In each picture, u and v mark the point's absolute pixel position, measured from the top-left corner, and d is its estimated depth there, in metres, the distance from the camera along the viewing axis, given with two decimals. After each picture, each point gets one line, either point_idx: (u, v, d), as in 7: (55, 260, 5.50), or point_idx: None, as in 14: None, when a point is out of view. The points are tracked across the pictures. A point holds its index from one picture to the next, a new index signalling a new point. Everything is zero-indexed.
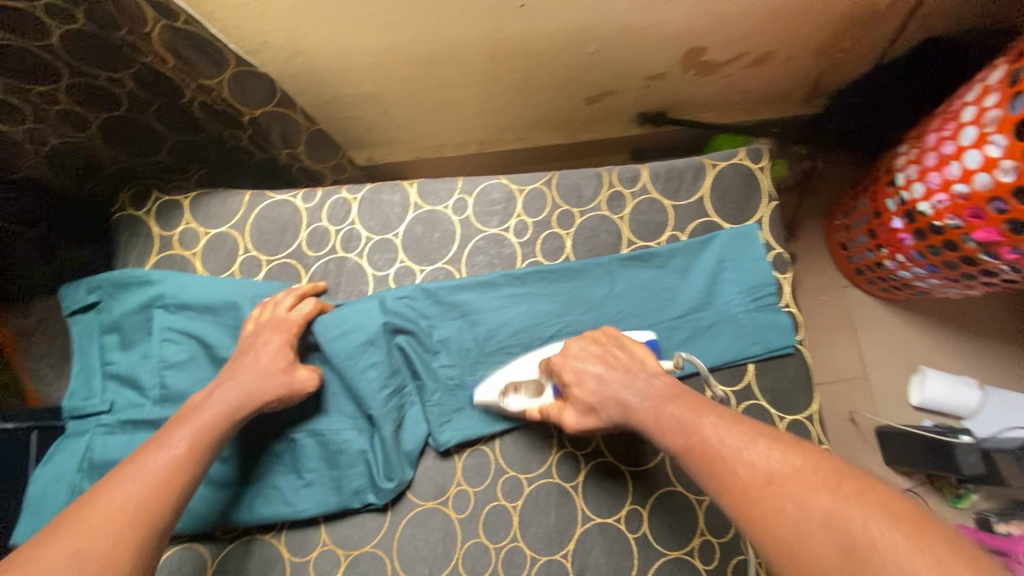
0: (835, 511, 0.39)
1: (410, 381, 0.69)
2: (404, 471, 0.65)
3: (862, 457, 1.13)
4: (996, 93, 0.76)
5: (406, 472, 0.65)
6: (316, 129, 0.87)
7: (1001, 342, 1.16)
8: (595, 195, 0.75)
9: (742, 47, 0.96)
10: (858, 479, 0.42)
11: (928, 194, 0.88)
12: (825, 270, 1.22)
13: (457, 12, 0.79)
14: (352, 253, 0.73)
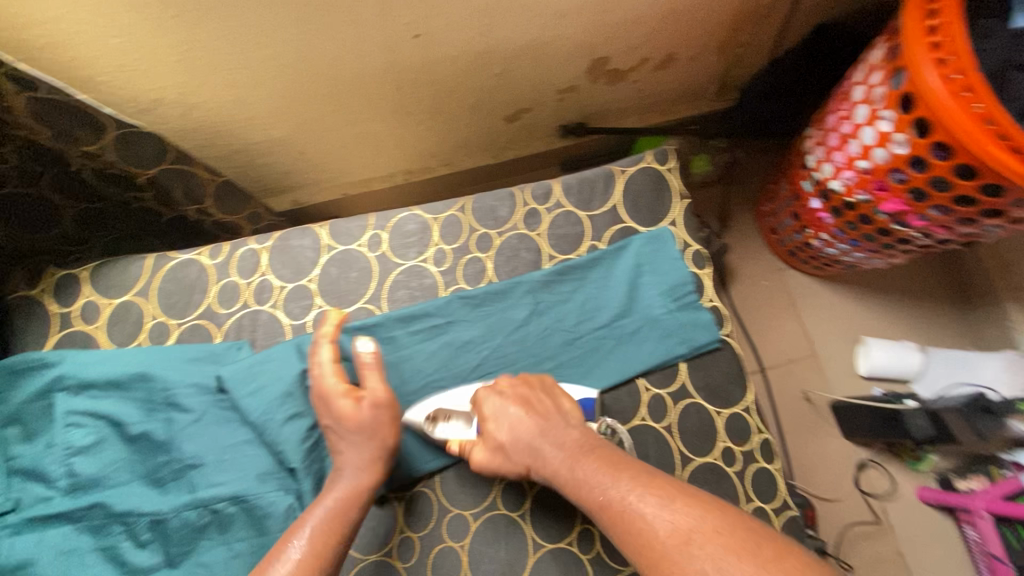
0: None
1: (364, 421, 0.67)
2: (303, 483, 0.61)
3: (821, 433, 1.15)
4: (879, 70, 0.80)
5: (304, 485, 0.61)
6: (224, 181, 0.85)
7: (934, 303, 1.20)
8: (510, 214, 0.75)
9: (643, 52, 0.98)
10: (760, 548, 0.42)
11: (836, 172, 0.91)
12: (761, 255, 1.24)
13: (352, 49, 0.79)
14: (266, 305, 0.70)
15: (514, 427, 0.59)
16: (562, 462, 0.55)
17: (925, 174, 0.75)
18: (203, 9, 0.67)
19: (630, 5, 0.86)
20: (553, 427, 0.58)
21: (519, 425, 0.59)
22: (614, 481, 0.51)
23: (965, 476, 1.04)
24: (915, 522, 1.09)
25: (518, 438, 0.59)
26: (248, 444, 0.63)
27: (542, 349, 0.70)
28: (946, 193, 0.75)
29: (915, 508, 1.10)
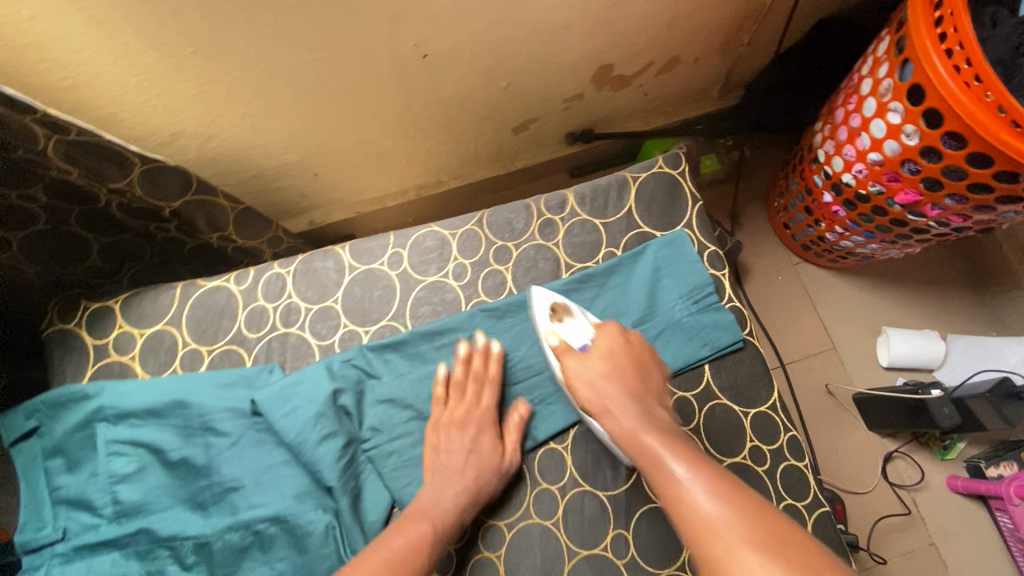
0: None
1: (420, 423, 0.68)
2: (340, 500, 0.62)
3: (846, 427, 1.14)
4: (885, 63, 0.80)
5: (342, 502, 0.62)
6: (245, 207, 0.87)
7: (952, 290, 1.19)
8: (526, 225, 0.76)
9: (647, 58, 1.00)
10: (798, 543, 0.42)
11: (847, 166, 0.91)
12: (774, 250, 1.24)
13: (363, 72, 0.81)
14: (293, 326, 0.72)
15: (615, 376, 0.60)
16: (637, 429, 0.54)
17: (939, 164, 0.75)
18: (221, 42, 0.69)
19: (634, 12, 0.87)
20: (649, 401, 0.59)
21: (622, 376, 0.60)
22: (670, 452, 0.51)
23: (995, 463, 1.05)
24: (946, 511, 1.08)
25: (607, 390, 0.58)
26: (285, 465, 0.65)
27: None
28: (961, 181, 0.75)
29: (946, 498, 1.08)
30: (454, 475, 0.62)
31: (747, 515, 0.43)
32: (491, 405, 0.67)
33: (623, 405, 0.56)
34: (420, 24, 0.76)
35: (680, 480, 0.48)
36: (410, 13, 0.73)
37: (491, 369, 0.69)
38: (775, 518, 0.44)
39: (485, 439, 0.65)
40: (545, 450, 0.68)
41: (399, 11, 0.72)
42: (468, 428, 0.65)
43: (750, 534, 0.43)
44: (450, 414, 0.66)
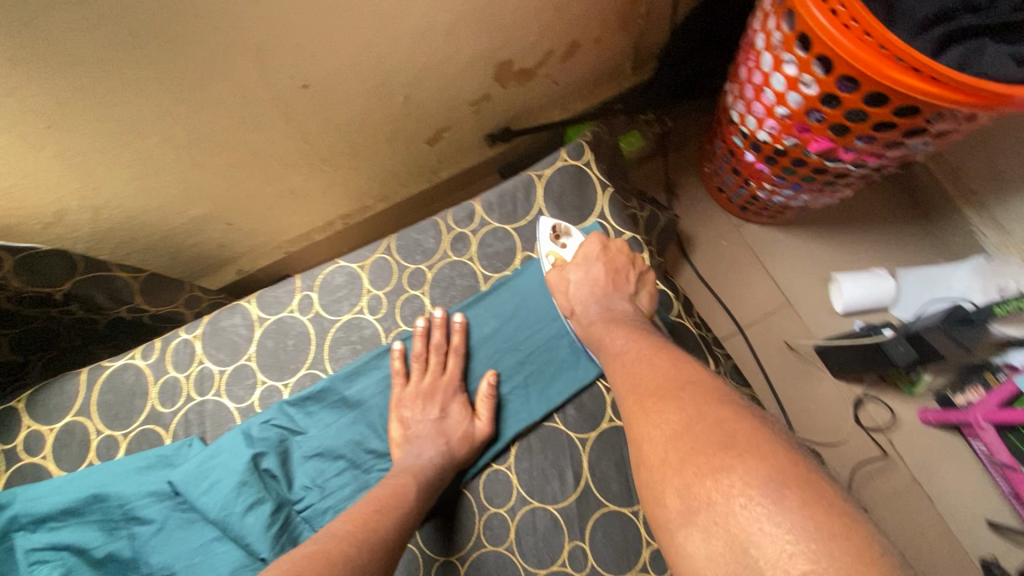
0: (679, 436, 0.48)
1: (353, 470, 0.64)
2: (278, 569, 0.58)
3: (813, 381, 1.13)
4: (772, 16, 0.78)
5: None
6: (151, 273, 0.82)
7: (894, 226, 1.19)
8: (437, 243, 0.73)
9: (545, 47, 0.97)
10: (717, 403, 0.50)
11: (760, 123, 0.89)
12: (715, 216, 1.22)
13: (243, 113, 0.77)
14: (209, 393, 0.68)
15: (589, 284, 0.67)
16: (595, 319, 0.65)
17: (840, 109, 0.74)
18: (77, 111, 0.65)
19: (517, 5, 0.84)
20: (615, 299, 0.66)
21: (590, 280, 0.67)
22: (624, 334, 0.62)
23: (962, 389, 1.05)
24: (922, 446, 1.08)
25: (578, 289, 0.67)
26: (217, 542, 0.60)
27: (504, 367, 0.70)
28: (865, 122, 0.74)
29: (920, 433, 1.08)
30: (427, 441, 0.63)
31: (656, 379, 0.54)
32: (456, 374, 0.68)
33: (585, 301, 0.66)
34: (289, 55, 0.72)
35: (619, 352, 0.60)
36: (274, 44, 0.70)
37: (452, 340, 0.69)
38: (686, 376, 0.54)
39: (453, 406, 0.66)
40: (489, 474, 0.66)
41: (261, 45, 0.69)
42: (436, 397, 0.66)
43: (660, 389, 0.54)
44: (415, 388, 0.66)
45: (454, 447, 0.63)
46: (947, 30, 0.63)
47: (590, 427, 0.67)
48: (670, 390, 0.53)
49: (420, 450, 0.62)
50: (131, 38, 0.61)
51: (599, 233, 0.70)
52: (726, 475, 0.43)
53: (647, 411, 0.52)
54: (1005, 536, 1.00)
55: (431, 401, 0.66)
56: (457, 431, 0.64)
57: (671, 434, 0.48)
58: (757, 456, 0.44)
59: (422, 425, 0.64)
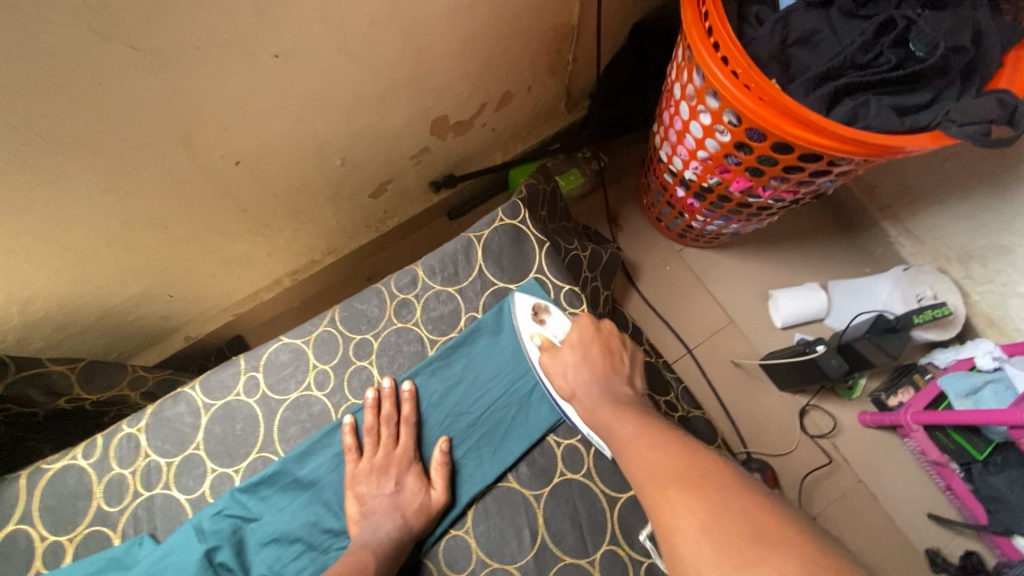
0: (706, 529, 0.47)
1: (309, 552, 0.65)
2: None
3: (761, 394, 1.19)
4: (684, 69, 0.83)
5: None
6: (88, 360, 0.80)
7: (822, 241, 1.26)
8: (382, 311, 0.74)
9: (479, 99, 1.00)
10: (741, 495, 0.49)
11: (686, 164, 0.95)
12: (657, 242, 1.27)
13: (176, 193, 0.77)
14: (157, 487, 0.67)
15: (586, 367, 0.68)
16: (597, 403, 0.65)
17: (753, 155, 0.79)
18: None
19: (446, 67, 0.87)
20: (614, 384, 0.67)
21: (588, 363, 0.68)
22: (623, 418, 0.62)
23: (894, 391, 1.12)
24: (863, 447, 1.15)
25: (576, 375, 0.68)
26: None
27: (460, 431, 0.72)
28: (776, 166, 0.79)
29: (860, 434, 1.15)
30: (383, 516, 0.64)
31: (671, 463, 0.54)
32: (409, 446, 0.69)
33: (586, 384, 0.67)
34: (219, 136, 0.73)
35: (629, 440, 0.60)
36: (201, 128, 0.70)
37: (403, 410, 0.70)
38: (702, 462, 0.54)
39: (408, 478, 0.67)
40: (448, 540, 0.67)
41: (187, 130, 0.69)
42: (390, 471, 0.67)
43: (678, 476, 0.53)
44: (369, 462, 0.67)
45: (411, 520, 0.64)
46: (837, 87, 0.68)
47: (543, 482, 0.69)
48: (692, 476, 0.52)
49: (376, 526, 0.63)
50: (49, 138, 0.60)
51: (591, 317, 0.72)
52: (765, 564, 0.43)
53: (671, 502, 0.51)
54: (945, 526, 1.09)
55: (385, 475, 0.67)
56: (413, 504, 0.65)
57: (702, 523, 0.48)
58: (791, 548, 0.44)
59: (378, 501, 0.65)
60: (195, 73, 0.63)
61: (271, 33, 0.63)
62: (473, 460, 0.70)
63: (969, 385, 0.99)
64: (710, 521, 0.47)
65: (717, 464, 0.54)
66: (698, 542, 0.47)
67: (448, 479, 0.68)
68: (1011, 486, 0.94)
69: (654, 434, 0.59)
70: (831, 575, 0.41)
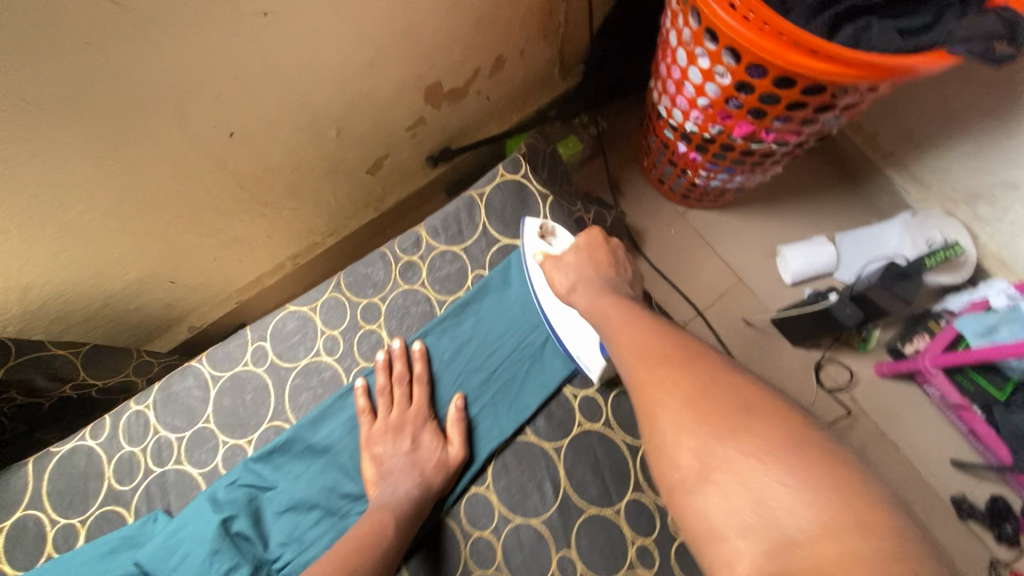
0: (688, 405, 0.47)
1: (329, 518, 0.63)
2: None
3: (776, 352, 1.17)
4: (679, 14, 0.81)
5: None
6: (92, 345, 0.78)
7: (826, 195, 1.25)
8: (387, 274, 0.73)
9: (471, 65, 0.98)
10: (726, 377, 0.49)
11: (686, 115, 0.93)
12: (660, 206, 1.26)
13: (171, 167, 0.75)
14: (169, 463, 0.66)
15: (590, 266, 0.67)
16: (590, 296, 0.63)
17: (754, 94, 0.78)
18: None
19: (437, 29, 0.86)
20: (619, 285, 0.66)
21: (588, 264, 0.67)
22: (613, 308, 0.61)
23: (909, 339, 1.08)
24: (883, 398, 1.13)
25: (578, 272, 0.67)
26: None
27: (475, 388, 0.70)
28: (779, 104, 0.78)
29: (878, 386, 1.14)
30: (401, 475, 0.62)
31: (661, 357, 0.52)
32: (423, 404, 0.68)
33: (589, 277, 0.65)
34: (210, 105, 0.71)
35: (620, 326, 0.59)
36: (192, 95, 0.69)
37: (415, 369, 0.69)
38: (691, 349, 0.54)
39: (424, 435, 0.66)
40: (470, 497, 0.65)
41: (178, 99, 0.68)
42: (406, 429, 0.66)
43: (665, 357, 0.53)
44: (384, 423, 0.66)
45: (430, 476, 0.63)
46: (836, 13, 0.68)
47: (562, 434, 0.68)
48: (679, 358, 0.52)
49: (396, 482, 0.62)
50: (36, 106, 0.58)
51: (599, 229, 0.72)
52: (747, 437, 0.43)
53: (656, 374, 0.51)
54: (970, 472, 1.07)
55: (401, 434, 0.65)
56: (432, 460, 0.64)
57: (685, 397, 0.48)
58: (775, 424, 0.44)
59: (395, 459, 0.63)
60: (183, 35, 0.62)
61: None
62: (490, 415, 0.69)
63: (983, 324, 0.97)
64: (697, 403, 0.47)
65: (704, 350, 0.54)
66: (683, 416, 0.47)
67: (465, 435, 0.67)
68: None
69: (642, 323, 0.58)
70: (820, 456, 0.42)
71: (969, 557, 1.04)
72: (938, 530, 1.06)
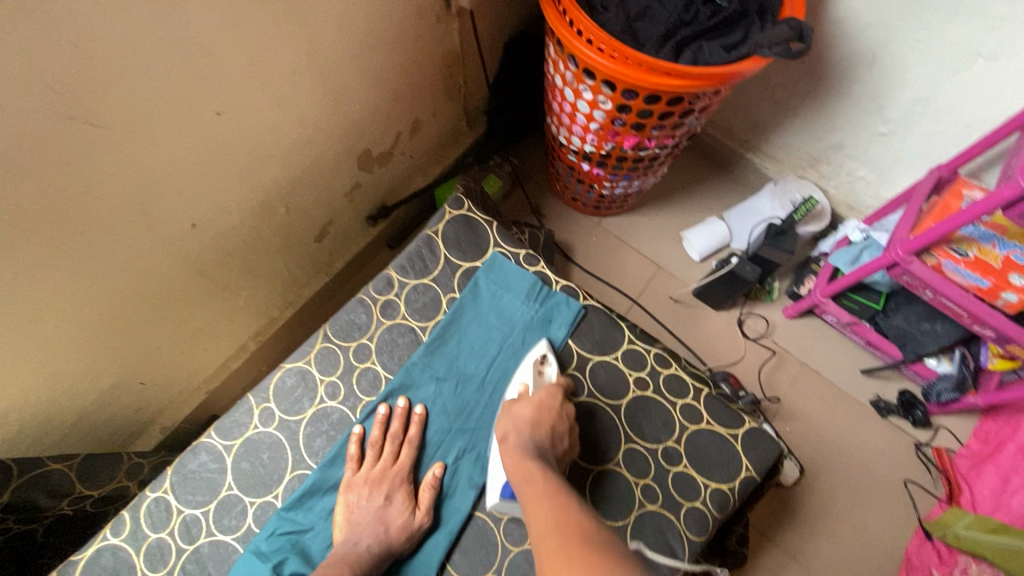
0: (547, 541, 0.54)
1: None
2: None
3: (704, 319, 1.36)
4: (559, 61, 0.99)
5: None
6: (83, 454, 0.89)
7: (708, 182, 1.48)
8: (369, 316, 0.81)
9: (393, 130, 1.11)
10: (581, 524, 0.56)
11: (583, 139, 1.11)
12: (577, 220, 1.44)
13: (138, 267, 0.79)
14: (200, 537, 0.70)
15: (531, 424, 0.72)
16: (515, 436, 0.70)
17: (633, 112, 0.97)
18: None
19: (361, 104, 0.98)
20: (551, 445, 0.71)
21: (539, 427, 0.71)
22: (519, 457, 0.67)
23: (801, 281, 1.32)
24: (797, 335, 1.34)
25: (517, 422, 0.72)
26: None
27: (464, 402, 0.79)
28: (653, 116, 0.98)
29: (790, 326, 1.35)
30: (366, 527, 0.68)
31: (559, 525, 0.55)
32: (406, 463, 0.74)
33: (518, 430, 0.71)
34: (174, 201, 0.78)
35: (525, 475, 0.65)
36: (155, 195, 0.75)
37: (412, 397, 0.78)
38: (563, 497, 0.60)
39: (399, 493, 0.72)
40: None
41: (146, 199, 0.74)
42: (383, 484, 0.72)
43: (551, 498, 0.60)
44: (365, 474, 0.72)
45: (393, 536, 0.69)
46: (676, 42, 0.89)
47: None
48: (558, 502, 0.59)
49: (358, 538, 0.68)
50: (15, 228, 0.62)
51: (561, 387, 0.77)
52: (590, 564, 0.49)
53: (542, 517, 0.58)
54: (879, 377, 1.30)
55: (378, 488, 0.71)
56: (397, 520, 0.70)
57: (556, 536, 0.54)
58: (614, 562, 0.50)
59: (364, 513, 0.70)
60: (149, 140, 0.69)
61: (209, 93, 0.72)
62: (489, 421, 0.79)
63: (851, 255, 1.20)
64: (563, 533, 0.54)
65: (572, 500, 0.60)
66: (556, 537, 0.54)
67: (434, 486, 0.73)
68: (908, 321, 1.17)
69: (529, 470, 0.65)
70: None
71: (897, 447, 1.25)
72: (868, 430, 1.26)
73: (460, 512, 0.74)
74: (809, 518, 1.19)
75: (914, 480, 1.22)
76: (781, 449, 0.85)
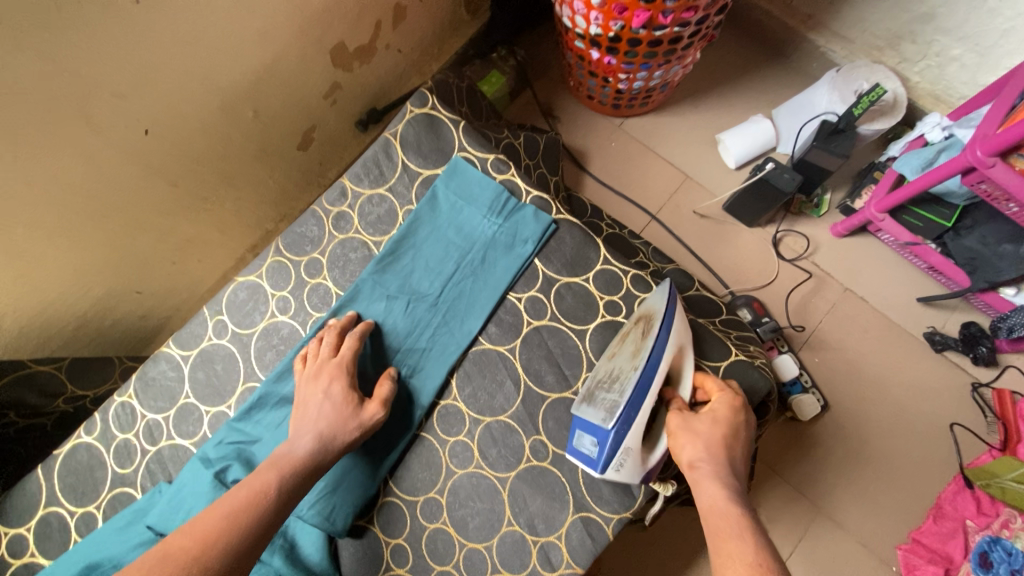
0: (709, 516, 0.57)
1: None
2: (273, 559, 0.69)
3: (734, 236, 1.20)
4: None
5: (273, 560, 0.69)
6: (70, 359, 0.92)
7: (755, 72, 1.25)
8: (321, 229, 0.81)
9: (371, 19, 0.99)
10: (731, 504, 0.57)
11: (587, 19, 0.93)
12: (595, 122, 1.28)
13: (98, 177, 0.78)
14: (162, 440, 0.77)
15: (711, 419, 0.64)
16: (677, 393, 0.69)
17: None
18: None
19: None
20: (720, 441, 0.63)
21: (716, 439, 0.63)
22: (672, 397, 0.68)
23: (858, 194, 1.11)
24: (842, 257, 1.16)
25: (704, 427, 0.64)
26: None
27: (415, 321, 0.77)
28: None
29: (838, 245, 1.16)
30: (307, 428, 0.67)
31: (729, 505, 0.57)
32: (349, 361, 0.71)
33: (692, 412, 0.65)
34: (116, 104, 0.73)
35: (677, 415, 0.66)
36: (92, 98, 0.70)
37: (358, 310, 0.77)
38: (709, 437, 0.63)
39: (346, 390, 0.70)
40: (440, 410, 0.76)
41: (82, 102, 0.70)
42: (321, 379, 0.70)
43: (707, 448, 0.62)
44: (309, 373, 0.71)
45: (335, 434, 0.67)
46: None
47: (513, 335, 0.76)
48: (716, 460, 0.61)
49: (295, 439, 0.66)
50: None
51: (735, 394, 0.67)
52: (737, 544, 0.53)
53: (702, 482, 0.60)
54: (940, 307, 1.11)
55: (320, 385, 0.70)
56: (341, 418, 0.68)
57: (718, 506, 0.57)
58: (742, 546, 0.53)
59: (307, 415, 0.68)
60: (65, 36, 0.64)
61: None
62: (440, 340, 0.76)
63: (923, 159, 0.96)
64: (722, 506, 0.57)
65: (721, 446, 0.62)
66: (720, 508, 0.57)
67: (391, 383, 0.72)
68: (983, 242, 0.94)
69: (694, 424, 0.64)
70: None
71: (948, 385, 1.09)
72: (915, 366, 1.10)
73: (404, 429, 0.74)
74: (827, 454, 1.08)
75: (962, 423, 1.07)
76: (770, 387, 0.75)
